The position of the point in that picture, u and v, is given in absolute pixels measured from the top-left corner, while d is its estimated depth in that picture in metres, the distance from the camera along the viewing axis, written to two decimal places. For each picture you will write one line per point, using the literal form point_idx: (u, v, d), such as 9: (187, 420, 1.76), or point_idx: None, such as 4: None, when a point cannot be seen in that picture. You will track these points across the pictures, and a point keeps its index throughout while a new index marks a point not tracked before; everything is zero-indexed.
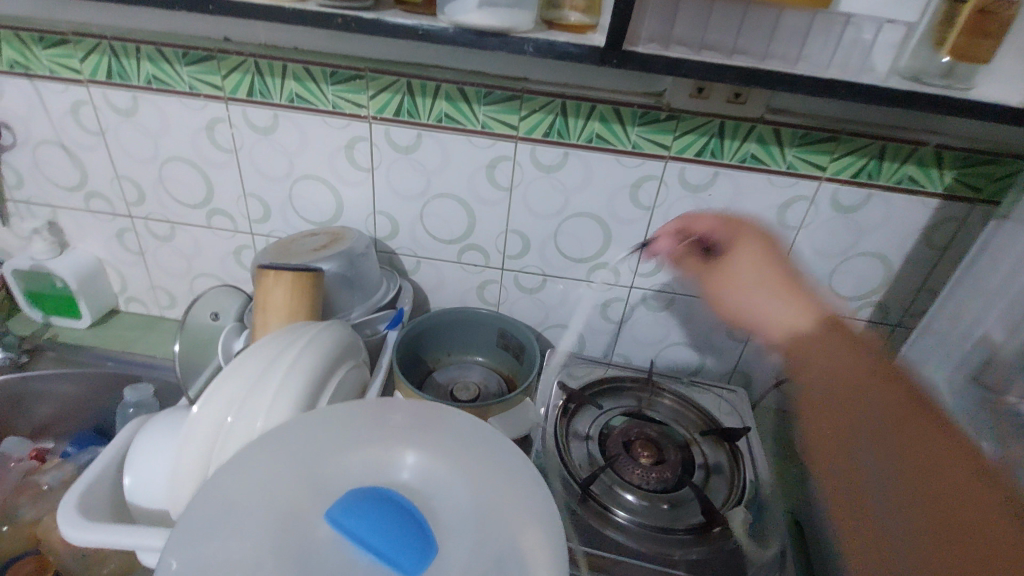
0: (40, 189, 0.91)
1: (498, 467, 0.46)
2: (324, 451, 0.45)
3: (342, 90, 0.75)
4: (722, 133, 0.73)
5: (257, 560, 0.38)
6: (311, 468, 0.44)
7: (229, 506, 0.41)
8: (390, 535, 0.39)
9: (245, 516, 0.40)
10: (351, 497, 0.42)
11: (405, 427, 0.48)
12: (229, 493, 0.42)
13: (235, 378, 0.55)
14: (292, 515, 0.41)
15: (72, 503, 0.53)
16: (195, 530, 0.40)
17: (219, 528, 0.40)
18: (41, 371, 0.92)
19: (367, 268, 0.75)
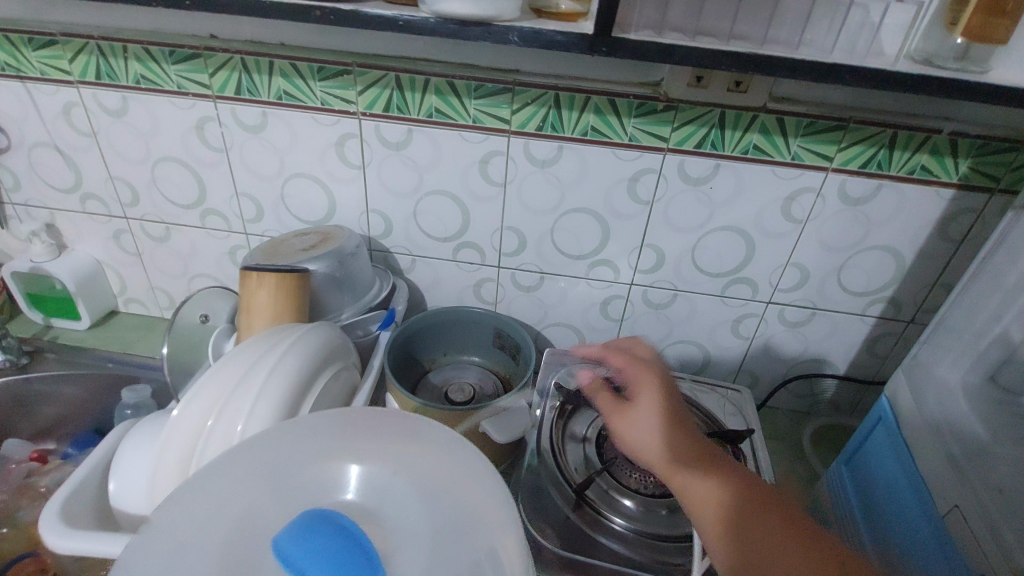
0: (37, 192, 0.92)
1: (472, 481, 0.43)
2: (292, 460, 0.43)
3: (330, 86, 0.74)
4: (723, 124, 0.70)
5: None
6: (275, 479, 0.42)
7: (187, 519, 0.39)
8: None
9: (198, 532, 0.38)
10: (299, 526, 0.38)
11: (379, 434, 0.45)
12: (190, 506, 0.40)
13: (215, 383, 0.53)
14: (254, 531, 0.39)
15: (56, 510, 0.53)
16: (151, 546, 0.37)
17: (168, 545, 0.38)
18: (41, 372, 0.92)
19: (358, 268, 0.74)
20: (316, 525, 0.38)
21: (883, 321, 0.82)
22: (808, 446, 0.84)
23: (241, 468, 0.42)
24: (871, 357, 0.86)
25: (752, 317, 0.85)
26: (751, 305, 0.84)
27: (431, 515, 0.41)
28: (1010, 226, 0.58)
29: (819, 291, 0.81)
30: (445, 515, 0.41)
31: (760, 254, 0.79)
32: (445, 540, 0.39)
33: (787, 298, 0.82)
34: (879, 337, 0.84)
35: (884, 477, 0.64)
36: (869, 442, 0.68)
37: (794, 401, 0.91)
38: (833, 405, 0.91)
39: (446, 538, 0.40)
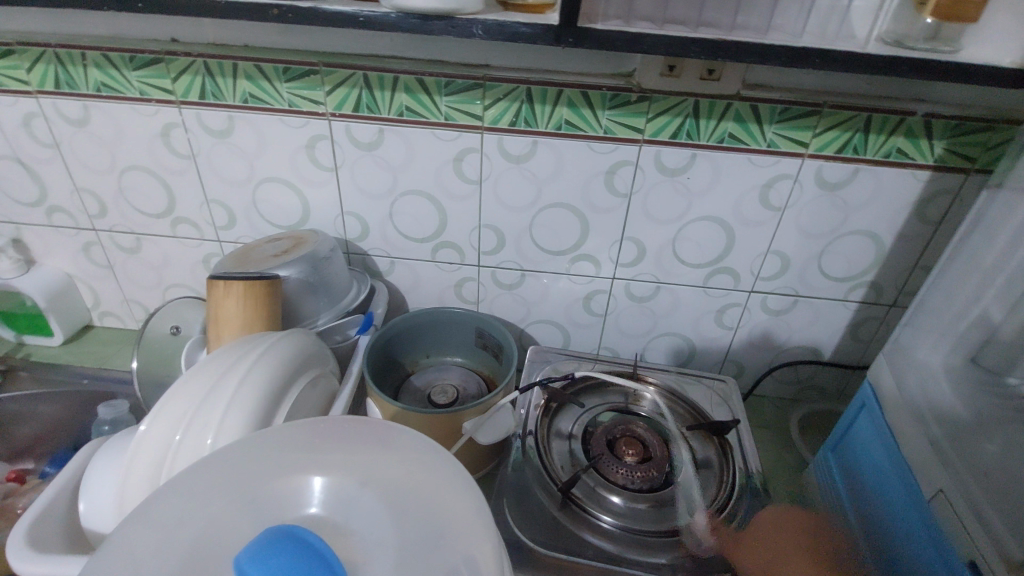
0: (1, 206, 0.89)
1: (445, 492, 0.42)
2: (257, 475, 0.42)
3: (297, 87, 0.72)
4: (697, 113, 0.69)
5: None
6: (240, 495, 0.41)
7: (146, 540, 0.38)
8: None
9: (156, 553, 0.37)
10: (268, 541, 0.37)
11: (348, 444, 0.44)
12: (148, 528, 0.38)
13: (183, 395, 0.52)
14: (217, 552, 0.38)
15: (24, 535, 0.51)
16: (109, 568, 0.36)
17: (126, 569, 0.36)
18: (16, 394, 0.89)
19: (333, 273, 0.72)
20: (278, 540, 0.37)
21: (866, 305, 0.82)
22: (796, 434, 0.84)
23: (202, 486, 0.41)
24: (856, 342, 0.86)
25: (735, 307, 0.84)
26: (734, 295, 0.83)
27: (401, 528, 0.40)
28: (985, 207, 0.58)
29: (801, 279, 0.80)
30: (416, 528, 0.40)
31: (741, 243, 0.78)
32: (415, 554, 0.39)
33: (770, 287, 0.82)
34: (862, 322, 0.84)
35: (869, 462, 0.64)
36: (852, 429, 0.68)
37: (781, 389, 0.91)
38: (820, 391, 0.91)
39: (416, 552, 0.39)
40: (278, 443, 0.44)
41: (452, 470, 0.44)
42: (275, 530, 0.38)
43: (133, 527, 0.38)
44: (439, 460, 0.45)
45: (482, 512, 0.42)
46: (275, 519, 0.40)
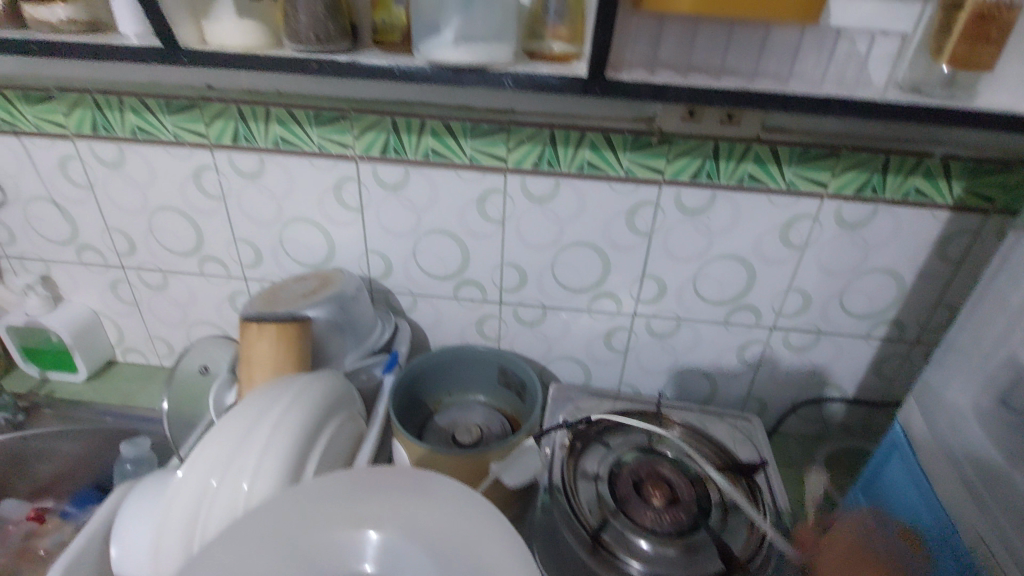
0: (32, 244, 0.91)
1: (489, 547, 0.42)
2: (304, 530, 0.42)
3: (326, 131, 0.74)
4: (718, 155, 0.70)
5: None
6: (282, 551, 0.40)
7: None
8: None
9: None
10: None
11: (392, 498, 0.44)
12: None
13: (219, 439, 0.52)
14: None
15: None
16: None
17: None
18: (40, 430, 0.90)
19: (359, 312, 0.73)
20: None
21: (889, 343, 0.82)
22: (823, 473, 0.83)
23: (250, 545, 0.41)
24: (880, 379, 0.86)
25: (758, 344, 0.84)
26: (755, 331, 0.83)
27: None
28: (1009, 250, 0.58)
29: (823, 315, 0.81)
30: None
31: (762, 280, 0.79)
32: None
33: (792, 323, 0.82)
34: (885, 359, 0.83)
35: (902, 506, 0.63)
36: (885, 471, 0.67)
37: (804, 426, 0.91)
38: (844, 429, 0.90)
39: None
40: (323, 498, 0.44)
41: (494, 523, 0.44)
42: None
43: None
44: (480, 513, 0.44)
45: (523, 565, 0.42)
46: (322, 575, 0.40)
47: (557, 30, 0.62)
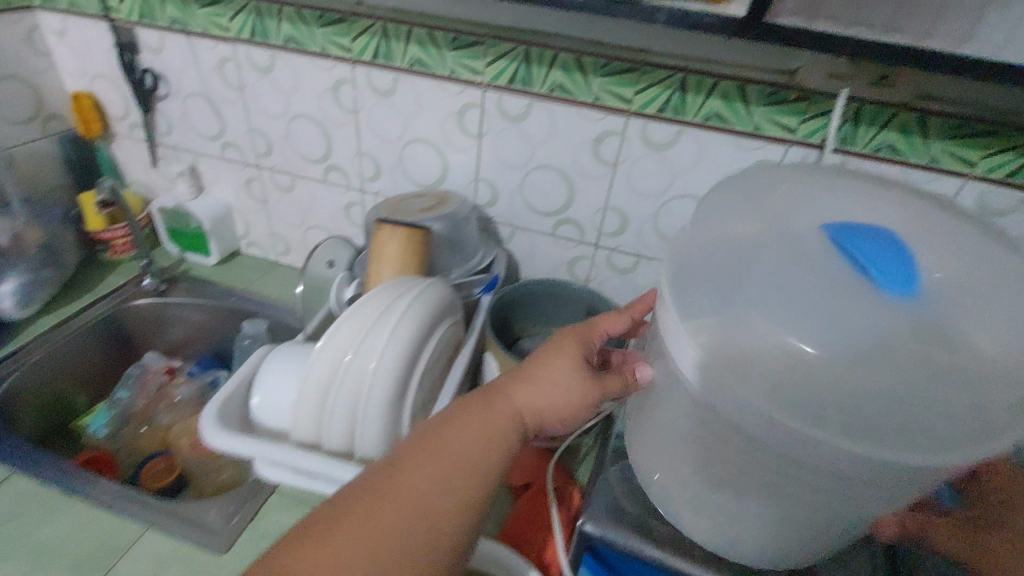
0: (186, 137, 1.02)
1: (978, 300, 0.42)
2: (798, 211, 0.49)
3: (461, 56, 0.78)
4: (855, 118, 0.68)
5: (755, 263, 0.46)
6: (794, 213, 0.49)
7: (747, 212, 0.51)
8: (878, 254, 0.42)
9: (767, 229, 0.48)
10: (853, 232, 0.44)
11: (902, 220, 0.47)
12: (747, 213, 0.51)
13: (353, 319, 0.59)
14: (795, 246, 0.46)
15: (211, 406, 0.59)
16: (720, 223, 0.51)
17: (737, 224, 0.50)
18: (177, 299, 1.03)
19: (467, 233, 0.79)
20: (840, 236, 0.44)
21: None
22: None
23: (750, 209, 0.51)
24: None
25: None
26: None
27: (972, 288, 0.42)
28: None
29: None
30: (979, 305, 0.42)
31: None
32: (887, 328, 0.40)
33: None
34: None
35: None
36: None
37: None
38: None
39: (917, 329, 0.40)
40: (834, 197, 0.50)
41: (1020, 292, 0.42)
42: (817, 238, 0.44)
43: (729, 222, 0.50)
44: (988, 278, 0.43)
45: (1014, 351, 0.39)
46: (816, 226, 0.47)
47: None
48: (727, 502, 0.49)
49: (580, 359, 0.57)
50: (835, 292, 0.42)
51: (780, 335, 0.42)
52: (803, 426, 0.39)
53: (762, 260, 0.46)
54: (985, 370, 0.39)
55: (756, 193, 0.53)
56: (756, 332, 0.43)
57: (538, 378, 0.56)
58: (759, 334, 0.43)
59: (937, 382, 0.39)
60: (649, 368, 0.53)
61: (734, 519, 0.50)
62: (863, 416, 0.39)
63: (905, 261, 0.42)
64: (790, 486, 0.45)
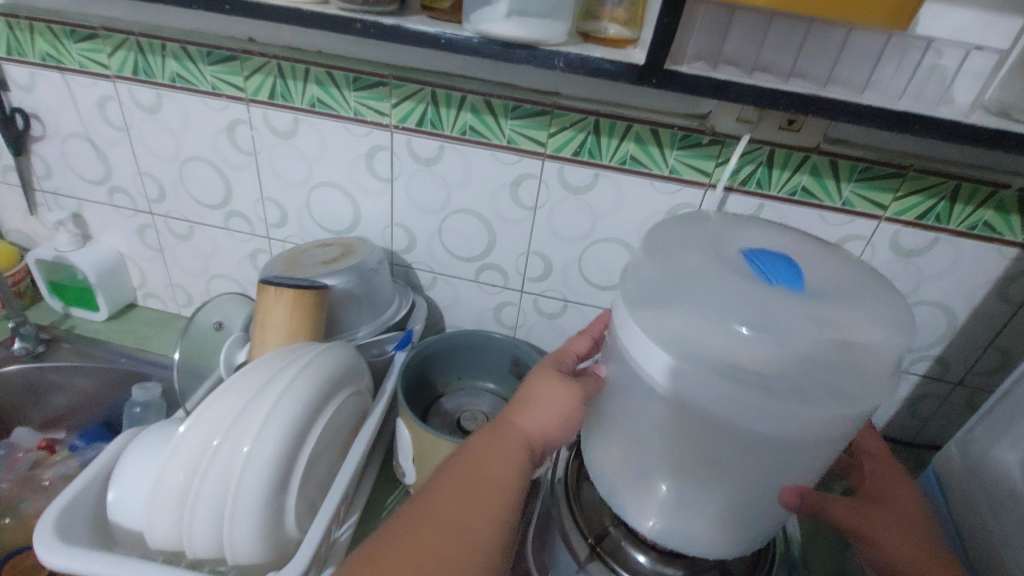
0: (68, 181, 0.91)
1: (863, 297, 0.49)
2: (724, 237, 0.56)
3: (364, 96, 0.73)
4: (768, 162, 0.66)
5: (684, 275, 0.51)
6: (713, 237, 0.56)
7: (673, 239, 0.57)
8: (779, 266, 0.49)
9: (689, 249, 0.54)
10: (762, 253, 0.51)
11: (799, 247, 0.55)
12: (673, 237, 0.57)
13: (225, 396, 0.51)
14: (715, 257, 0.52)
15: (51, 514, 0.49)
16: (650, 247, 0.57)
17: (661, 248, 0.56)
18: (56, 363, 0.91)
19: (379, 284, 0.72)
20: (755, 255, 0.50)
21: (930, 381, 0.78)
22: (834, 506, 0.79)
23: (687, 236, 0.56)
24: (914, 419, 0.82)
25: None
26: None
27: (844, 292, 0.50)
28: None
29: None
30: (853, 301, 0.49)
31: None
32: (815, 318, 0.46)
33: None
34: (925, 397, 0.80)
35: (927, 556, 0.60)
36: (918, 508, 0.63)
37: None
38: None
39: (831, 321, 0.47)
40: (747, 228, 0.57)
41: (890, 292, 0.51)
42: (741, 255, 0.52)
43: (658, 245, 0.56)
44: (865, 279, 0.52)
45: (894, 337, 0.47)
46: (739, 250, 0.53)
47: (614, 12, 0.57)
48: (687, 495, 0.52)
49: (562, 375, 0.58)
50: (750, 290, 0.48)
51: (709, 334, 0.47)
52: (746, 405, 0.45)
53: (690, 270, 0.51)
54: (878, 351, 0.47)
55: (692, 227, 0.58)
56: (719, 320, 0.47)
57: (534, 401, 0.56)
58: (708, 327, 0.47)
59: (820, 365, 0.46)
60: (609, 365, 0.57)
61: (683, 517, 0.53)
62: (802, 390, 0.45)
63: (796, 269, 0.49)
64: (736, 468, 0.50)
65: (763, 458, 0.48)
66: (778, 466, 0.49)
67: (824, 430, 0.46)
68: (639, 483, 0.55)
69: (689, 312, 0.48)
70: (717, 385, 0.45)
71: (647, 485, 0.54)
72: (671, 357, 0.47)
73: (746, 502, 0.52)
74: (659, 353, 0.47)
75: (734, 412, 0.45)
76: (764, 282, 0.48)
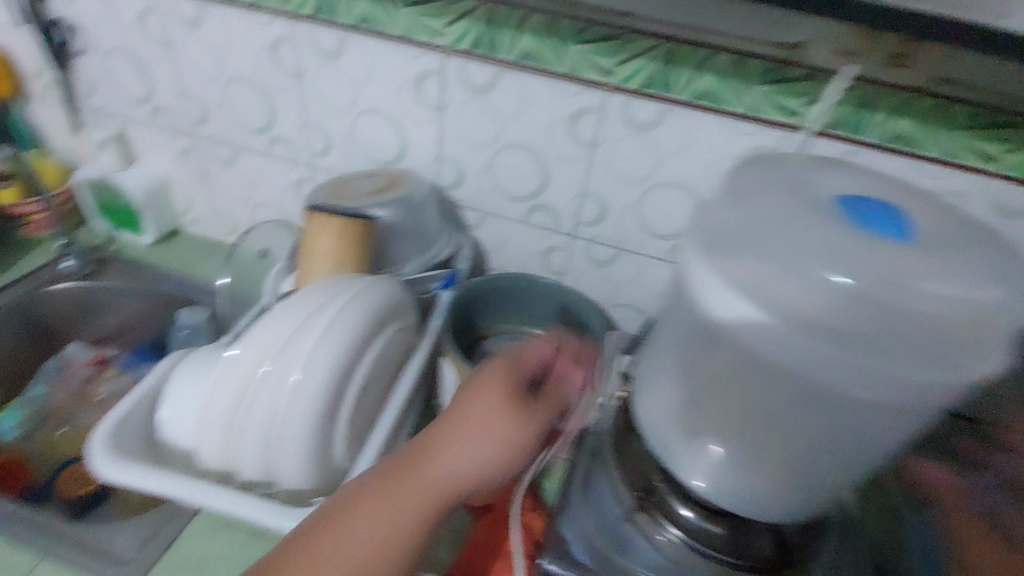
0: (111, 99, 0.89)
1: (968, 251, 0.44)
2: (815, 180, 0.49)
3: (417, 13, 0.68)
4: (861, 104, 0.60)
5: (769, 219, 0.47)
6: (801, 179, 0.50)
7: (757, 178, 0.51)
8: (877, 213, 0.45)
9: (776, 189, 0.49)
10: (859, 199, 0.47)
11: (898, 191, 0.48)
12: (758, 176, 0.51)
13: (273, 323, 0.50)
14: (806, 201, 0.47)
15: (106, 426, 0.50)
16: (734, 184, 0.51)
17: (745, 186, 0.50)
18: (106, 283, 0.92)
19: (426, 220, 0.70)
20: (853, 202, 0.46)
21: None
22: None
23: (772, 176, 0.51)
24: None
25: None
26: None
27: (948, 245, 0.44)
28: None
29: None
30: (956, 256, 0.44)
31: None
32: (901, 279, 0.42)
33: None
34: None
35: None
36: None
37: None
38: None
39: (919, 275, 0.42)
40: (840, 172, 0.50)
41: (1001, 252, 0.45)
42: (835, 200, 0.47)
43: (740, 184, 0.51)
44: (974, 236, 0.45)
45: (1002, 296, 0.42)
46: (834, 196, 0.47)
47: None
48: (741, 447, 0.52)
49: (510, 392, 0.55)
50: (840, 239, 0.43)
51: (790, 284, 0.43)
52: (821, 356, 0.43)
53: (775, 214, 0.47)
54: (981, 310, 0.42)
55: (775, 168, 0.52)
56: (797, 270, 0.44)
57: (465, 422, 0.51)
58: (792, 275, 0.44)
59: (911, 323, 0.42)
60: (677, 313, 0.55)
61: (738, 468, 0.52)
62: (885, 345, 0.42)
63: (893, 215, 0.45)
64: (792, 420, 0.49)
65: (820, 415, 0.47)
66: (849, 428, 0.47)
67: (900, 399, 0.42)
68: (692, 435, 0.55)
69: (768, 262, 0.44)
70: (789, 336, 0.43)
71: (699, 437, 0.54)
72: (754, 308, 0.43)
73: (803, 460, 0.51)
74: (736, 303, 0.43)
75: (803, 362, 0.44)
76: (861, 229, 0.44)
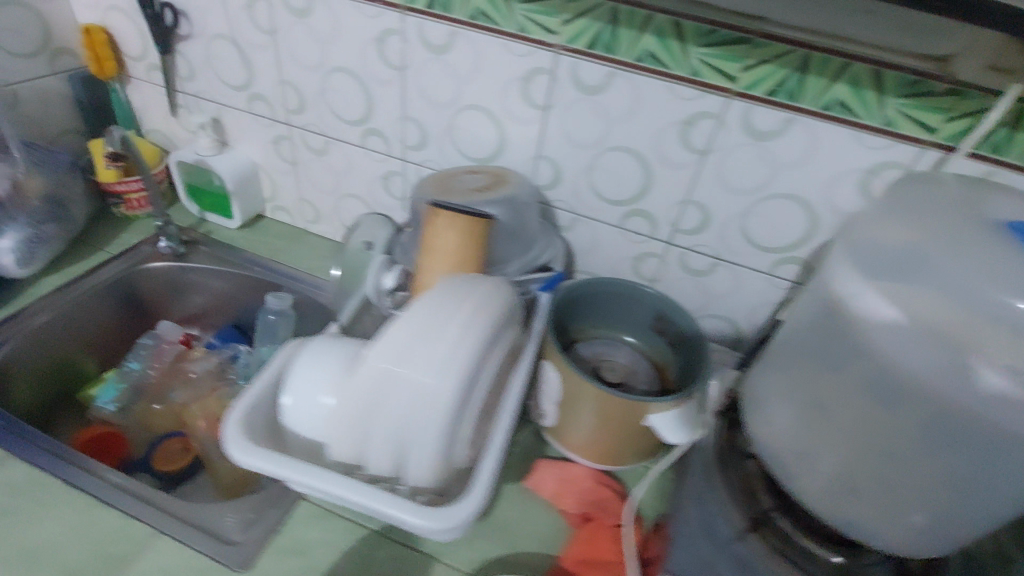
0: (209, 85, 0.91)
1: None
2: (985, 203, 0.50)
3: (533, 11, 0.66)
4: (1015, 123, 0.56)
5: (936, 236, 0.49)
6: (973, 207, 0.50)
7: (922, 200, 0.53)
8: None
9: (952, 211, 0.50)
10: None
11: None
12: (925, 196, 0.53)
13: (403, 326, 0.49)
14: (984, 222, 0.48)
15: (237, 412, 0.51)
16: (898, 205, 0.54)
17: (910, 208, 0.53)
18: (196, 263, 0.95)
19: (527, 220, 0.70)
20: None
21: None
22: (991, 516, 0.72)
23: (937, 198, 0.53)
24: None
25: None
26: None
27: None
28: None
29: None
30: None
31: None
32: None
33: None
34: None
35: None
36: None
37: None
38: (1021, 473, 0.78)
39: None
40: (1008, 198, 0.51)
41: None
42: (1008, 226, 0.47)
43: (909, 199, 0.54)
44: None
45: None
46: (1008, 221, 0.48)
47: None
48: (860, 481, 0.53)
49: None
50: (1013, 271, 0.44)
51: (941, 309, 0.46)
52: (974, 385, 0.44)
53: (945, 237, 0.49)
54: None
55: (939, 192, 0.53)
56: (960, 293, 0.45)
57: None
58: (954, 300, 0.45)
59: None
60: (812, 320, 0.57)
61: (857, 492, 0.53)
62: None
63: None
64: (916, 458, 0.50)
65: (954, 455, 0.47)
66: (993, 471, 0.46)
67: None
68: (806, 457, 0.56)
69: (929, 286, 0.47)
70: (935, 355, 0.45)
71: (814, 460, 0.55)
72: (896, 313, 0.47)
73: (923, 501, 0.51)
74: (882, 306, 0.48)
75: (948, 386, 0.45)
76: None
